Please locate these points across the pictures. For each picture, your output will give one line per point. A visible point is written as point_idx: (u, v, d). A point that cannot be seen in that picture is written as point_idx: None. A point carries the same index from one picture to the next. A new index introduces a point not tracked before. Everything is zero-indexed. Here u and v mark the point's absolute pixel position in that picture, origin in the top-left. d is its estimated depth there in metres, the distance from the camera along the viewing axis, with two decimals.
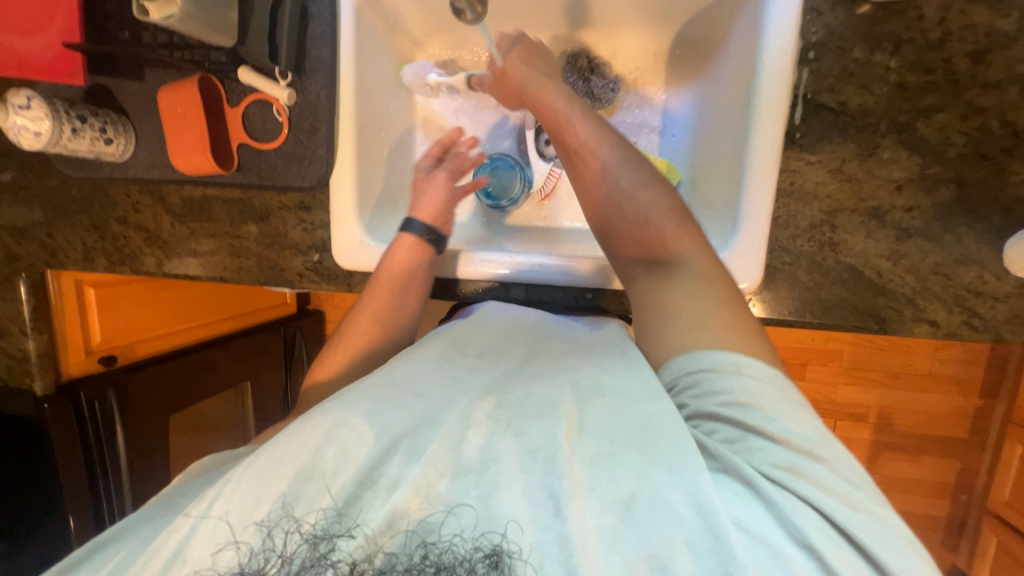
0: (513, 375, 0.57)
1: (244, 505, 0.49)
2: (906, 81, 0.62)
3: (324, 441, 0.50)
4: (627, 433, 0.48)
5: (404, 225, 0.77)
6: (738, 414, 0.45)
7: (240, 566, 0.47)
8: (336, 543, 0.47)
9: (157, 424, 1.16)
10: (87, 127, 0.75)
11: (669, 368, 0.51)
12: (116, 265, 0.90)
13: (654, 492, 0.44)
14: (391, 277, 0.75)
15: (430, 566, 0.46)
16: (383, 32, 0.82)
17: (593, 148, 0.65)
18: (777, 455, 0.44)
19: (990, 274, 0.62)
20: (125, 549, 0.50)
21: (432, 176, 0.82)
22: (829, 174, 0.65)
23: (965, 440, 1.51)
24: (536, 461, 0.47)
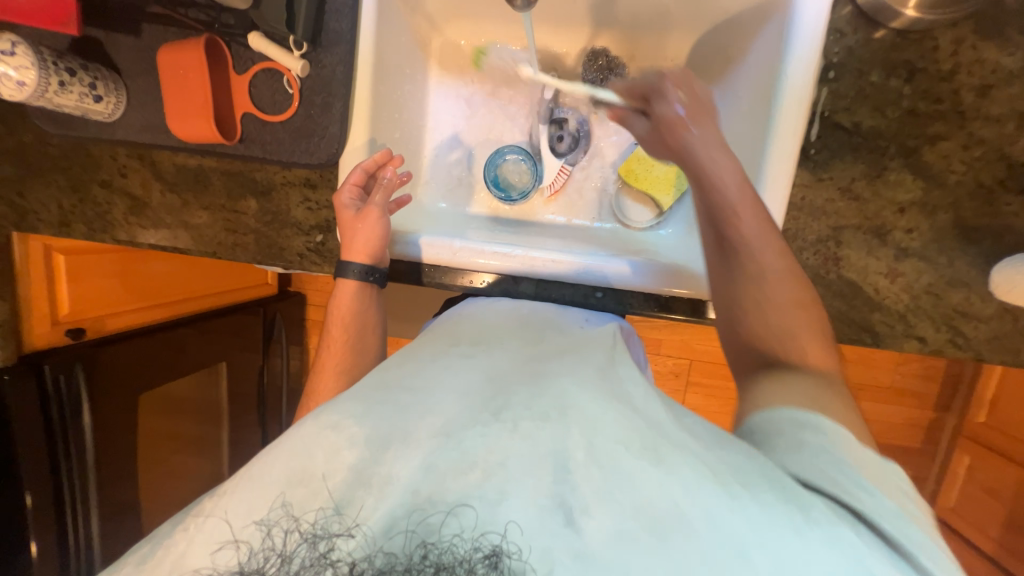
0: (513, 378, 0.54)
1: (242, 506, 0.45)
2: (916, 108, 0.65)
3: (314, 446, 0.47)
4: (640, 440, 0.44)
5: (340, 270, 0.74)
6: (852, 463, 0.44)
7: (240, 566, 0.42)
8: (336, 542, 0.42)
9: (127, 403, 1.09)
10: (76, 81, 0.69)
11: (788, 411, 0.50)
12: (96, 233, 0.84)
13: (673, 506, 0.40)
14: (341, 319, 0.75)
15: (430, 566, 0.40)
16: (404, 10, 0.80)
17: (757, 250, 0.62)
18: (840, 479, 0.43)
19: (976, 296, 0.66)
20: (130, 560, 0.45)
21: (365, 212, 0.72)
22: (838, 191, 0.67)
23: (919, 450, 1.60)
24: (541, 470, 0.43)
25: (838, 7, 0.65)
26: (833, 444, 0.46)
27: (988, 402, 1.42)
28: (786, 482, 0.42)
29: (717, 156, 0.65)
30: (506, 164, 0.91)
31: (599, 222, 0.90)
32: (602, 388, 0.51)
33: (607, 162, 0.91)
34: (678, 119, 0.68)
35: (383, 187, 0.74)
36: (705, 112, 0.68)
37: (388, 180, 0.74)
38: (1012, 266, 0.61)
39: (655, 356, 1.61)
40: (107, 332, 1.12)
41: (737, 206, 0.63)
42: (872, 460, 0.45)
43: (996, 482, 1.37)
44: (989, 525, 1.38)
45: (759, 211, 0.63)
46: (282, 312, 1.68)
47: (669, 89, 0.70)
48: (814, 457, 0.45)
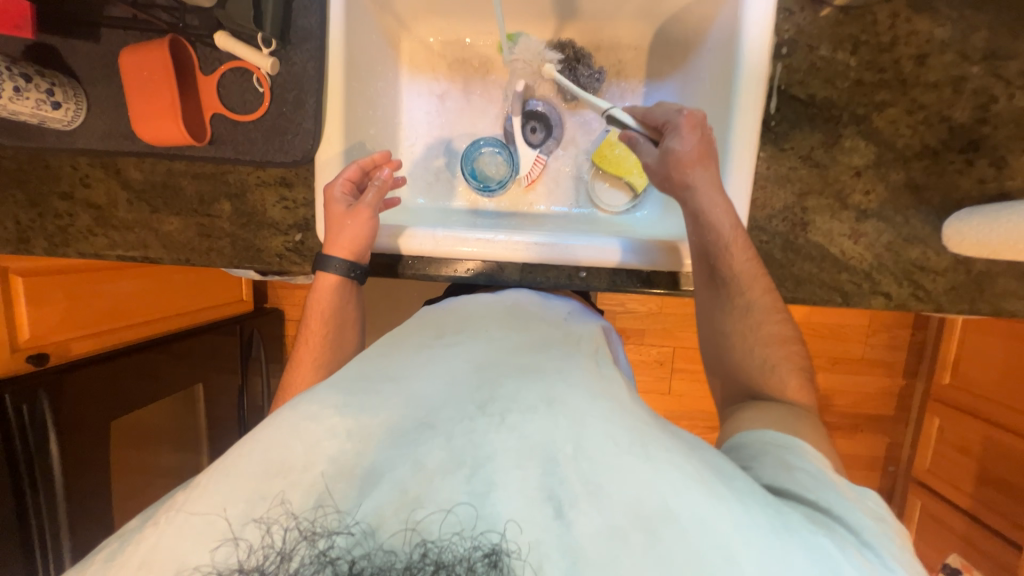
0: (499, 369, 0.55)
1: (217, 500, 0.43)
2: (863, 78, 0.69)
3: (291, 436, 0.46)
4: (629, 435, 0.46)
5: (319, 263, 0.73)
6: (819, 477, 0.50)
7: (240, 565, 0.41)
8: (335, 539, 0.41)
9: (98, 430, 1.03)
10: (31, 87, 0.67)
11: (769, 436, 0.57)
12: (58, 247, 0.80)
13: (661, 502, 0.41)
14: (321, 312, 0.74)
15: (430, 564, 0.39)
16: (372, 8, 0.81)
17: (745, 287, 0.69)
18: (810, 486, 0.49)
19: (931, 251, 0.71)
20: (98, 557, 0.44)
21: (354, 209, 0.72)
22: (800, 160, 0.71)
23: (893, 417, 1.67)
24: (531, 462, 0.44)
25: None
26: (805, 460, 0.53)
27: (951, 364, 1.50)
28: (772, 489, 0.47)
29: (717, 199, 0.68)
30: (481, 156, 0.91)
31: (576, 207, 0.92)
32: (594, 387, 0.52)
33: (581, 150, 0.93)
34: (688, 161, 0.68)
35: (373, 189, 0.73)
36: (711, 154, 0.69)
37: (377, 181, 0.74)
38: (960, 220, 0.66)
39: (638, 346, 1.64)
40: (71, 358, 1.06)
41: (731, 248, 0.68)
42: (848, 483, 0.51)
43: (966, 438, 1.45)
44: (964, 481, 1.45)
45: (750, 253, 0.68)
46: (259, 329, 1.63)
47: (682, 128, 0.69)
48: (790, 473, 0.51)
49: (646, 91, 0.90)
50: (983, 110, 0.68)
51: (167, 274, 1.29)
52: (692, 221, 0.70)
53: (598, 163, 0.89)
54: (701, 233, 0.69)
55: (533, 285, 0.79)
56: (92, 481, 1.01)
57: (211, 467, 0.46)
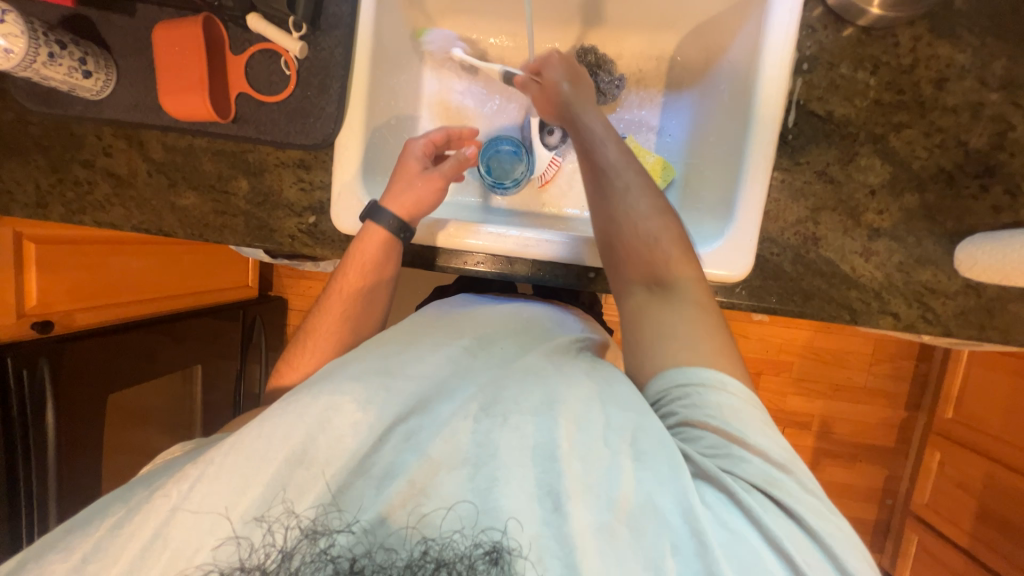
0: (507, 372, 0.55)
1: (232, 484, 0.45)
2: (882, 98, 0.70)
3: (315, 427, 0.47)
4: (620, 436, 0.47)
5: (372, 211, 0.72)
6: (723, 426, 0.47)
7: (240, 563, 0.43)
8: (336, 537, 0.44)
9: (95, 401, 1.03)
10: (65, 54, 0.68)
11: (661, 380, 0.52)
12: (75, 214, 0.81)
13: (645, 499, 0.44)
14: (361, 271, 0.73)
15: (430, 562, 0.43)
16: (401, 3, 0.82)
17: (620, 173, 0.64)
18: (715, 448, 0.46)
19: (942, 274, 0.71)
20: (106, 523, 0.46)
21: (427, 174, 0.74)
22: (814, 175, 0.72)
23: (892, 449, 1.65)
24: (525, 461, 0.46)
25: (810, 7, 0.71)
26: (709, 406, 0.48)
27: (954, 398, 1.48)
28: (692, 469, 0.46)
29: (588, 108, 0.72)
30: (498, 155, 0.93)
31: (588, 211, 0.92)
32: (592, 385, 0.52)
33: None
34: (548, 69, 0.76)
35: (453, 161, 0.77)
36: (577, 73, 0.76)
37: (459, 154, 0.77)
38: (973, 244, 0.66)
39: None
40: (74, 328, 1.06)
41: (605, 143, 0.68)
42: (750, 406, 0.48)
43: (966, 474, 1.41)
44: (962, 518, 1.41)
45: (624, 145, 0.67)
46: (262, 315, 1.63)
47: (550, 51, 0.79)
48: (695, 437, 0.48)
49: (664, 102, 0.91)
50: (1000, 137, 0.69)
51: (174, 253, 1.30)
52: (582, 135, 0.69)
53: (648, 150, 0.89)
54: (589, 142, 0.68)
55: (541, 282, 0.79)
56: (83, 452, 1.01)
57: (226, 444, 0.47)
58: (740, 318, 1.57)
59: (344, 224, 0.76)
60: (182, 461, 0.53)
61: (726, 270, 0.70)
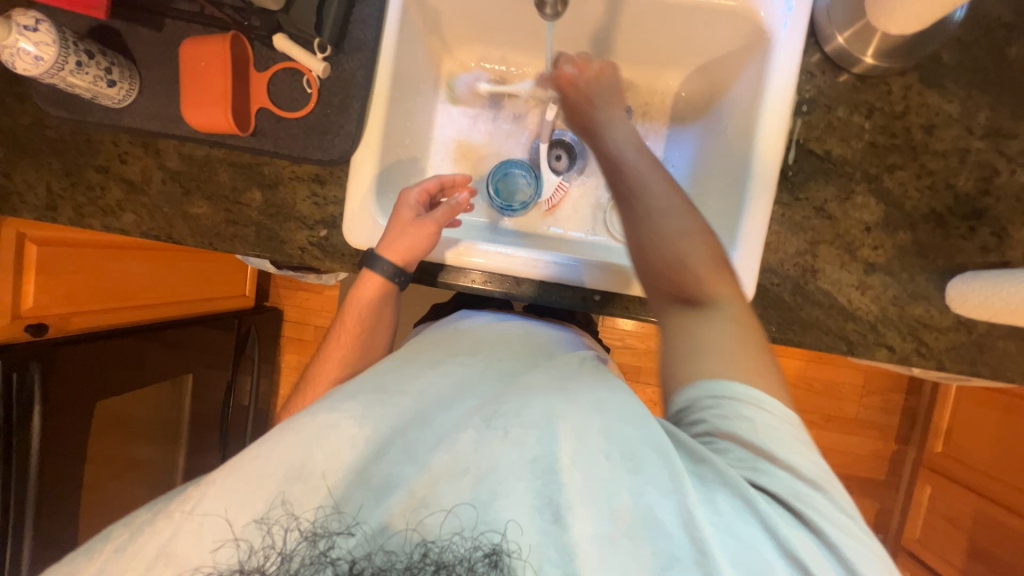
0: (506, 388, 0.54)
1: (232, 496, 0.44)
2: (876, 141, 0.74)
3: (313, 444, 0.47)
4: (621, 448, 0.46)
5: (369, 260, 0.74)
6: (754, 439, 0.46)
7: (240, 565, 0.42)
8: (336, 540, 0.43)
9: (83, 408, 1.00)
10: (93, 63, 0.70)
11: (692, 389, 0.50)
12: (84, 218, 0.82)
13: (648, 510, 0.43)
14: (359, 313, 0.77)
15: (430, 564, 0.42)
16: (421, 30, 0.86)
17: (644, 194, 0.61)
18: (743, 459, 0.45)
19: (935, 309, 0.73)
20: (108, 546, 0.45)
21: (420, 220, 0.74)
22: (813, 210, 0.75)
23: (883, 482, 1.66)
24: (524, 474, 0.44)
25: (809, 53, 0.76)
26: (742, 419, 0.46)
27: (943, 433, 1.50)
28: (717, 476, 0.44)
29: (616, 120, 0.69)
30: (507, 177, 0.95)
31: (592, 234, 0.95)
32: (588, 397, 0.51)
33: (602, 181, 0.96)
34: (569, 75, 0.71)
35: (445, 207, 0.76)
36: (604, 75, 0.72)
37: (450, 200, 0.77)
38: (963, 282, 0.69)
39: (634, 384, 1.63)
40: (68, 332, 1.04)
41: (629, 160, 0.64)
42: (786, 422, 0.47)
43: (957, 510, 1.41)
44: (953, 555, 1.40)
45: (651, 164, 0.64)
46: (257, 326, 1.61)
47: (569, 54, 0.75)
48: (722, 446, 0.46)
49: (669, 134, 0.95)
50: (986, 182, 0.73)
51: (177, 260, 1.30)
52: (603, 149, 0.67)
53: None
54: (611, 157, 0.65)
55: (547, 302, 0.80)
56: (67, 460, 0.97)
57: (229, 462, 0.47)
58: None
59: (351, 235, 0.77)
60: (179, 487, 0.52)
61: None
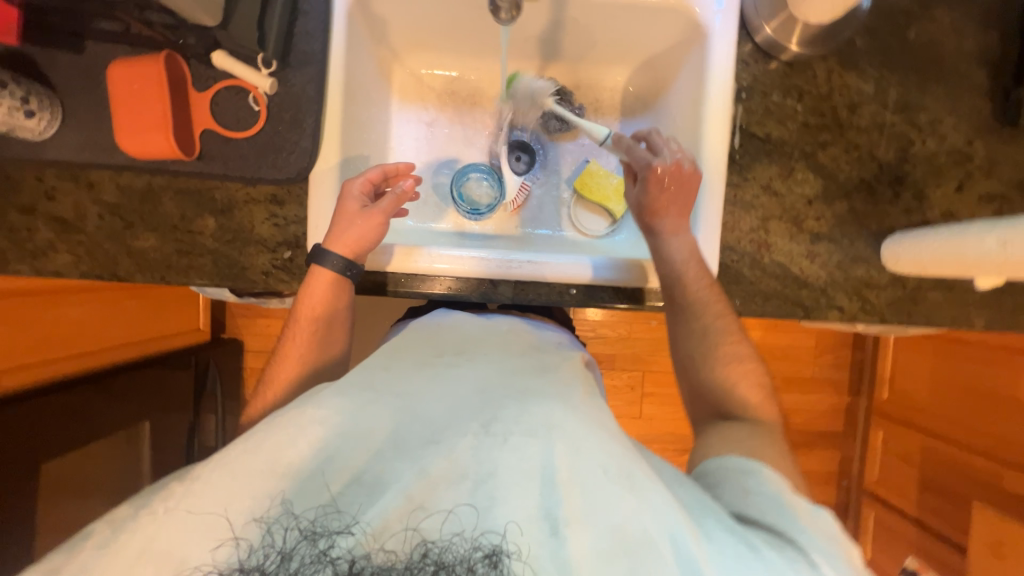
0: (504, 389, 0.51)
1: (222, 493, 0.42)
2: (808, 121, 0.81)
3: (292, 432, 0.45)
4: (619, 467, 0.44)
5: (317, 255, 0.71)
6: (778, 499, 0.52)
7: (240, 565, 0.39)
8: (336, 539, 0.40)
9: (25, 472, 0.90)
10: (5, 94, 0.64)
11: (728, 460, 0.60)
12: (10, 263, 0.74)
13: (643, 534, 0.41)
14: (311, 316, 0.72)
15: (430, 565, 0.39)
16: (369, 40, 0.84)
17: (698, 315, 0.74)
18: (768, 511, 0.51)
19: (874, 270, 0.81)
20: (91, 542, 0.41)
21: (368, 212, 0.72)
22: (761, 189, 0.81)
23: (841, 433, 1.79)
24: (529, 482, 0.43)
25: (741, 44, 0.81)
26: (765, 484, 0.55)
27: (887, 380, 1.64)
28: (729, 522, 0.48)
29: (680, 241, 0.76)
30: (468, 181, 0.94)
31: (560, 230, 0.96)
32: (586, 411, 0.49)
33: (562, 178, 0.98)
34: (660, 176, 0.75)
35: (392, 196, 0.75)
36: (683, 190, 0.75)
37: (396, 189, 0.75)
38: (895, 242, 0.77)
39: (610, 372, 1.65)
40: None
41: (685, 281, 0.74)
42: (810, 506, 0.52)
43: (907, 449, 1.55)
44: (908, 490, 1.54)
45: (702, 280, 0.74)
46: (215, 360, 1.51)
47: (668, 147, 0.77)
48: (748, 496, 0.54)
49: (621, 127, 0.99)
50: (903, 151, 0.81)
51: (122, 299, 1.19)
52: (659, 259, 0.76)
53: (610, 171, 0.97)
54: (669, 268, 0.75)
55: (525, 302, 0.81)
56: (13, 532, 0.87)
57: (214, 459, 0.44)
58: None
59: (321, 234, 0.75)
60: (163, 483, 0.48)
61: None
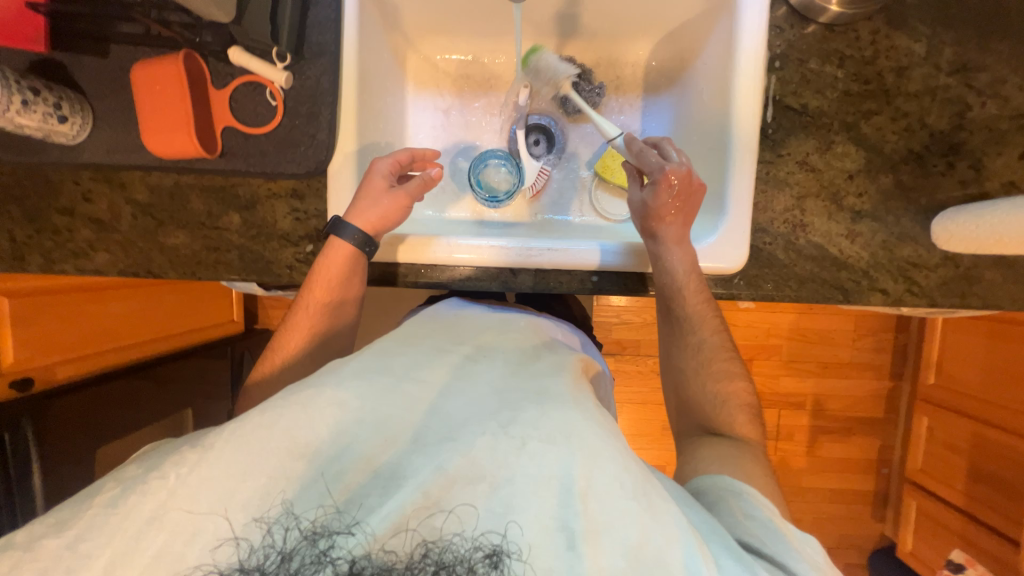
0: (522, 391, 0.50)
1: (233, 470, 0.42)
2: (850, 89, 0.75)
3: (313, 419, 0.45)
4: (637, 482, 0.44)
5: (336, 227, 0.71)
6: (772, 526, 0.52)
7: (240, 565, 0.39)
8: (336, 540, 0.40)
9: (80, 456, 0.97)
10: (39, 100, 0.66)
11: (717, 480, 0.59)
12: (56, 264, 0.78)
13: (657, 552, 0.41)
14: (327, 286, 0.72)
15: (430, 564, 0.40)
16: (382, 26, 0.83)
17: (695, 327, 0.72)
18: (765, 539, 0.50)
19: (922, 248, 0.75)
20: (99, 500, 0.42)
21: (394, 192, 0.73)
22: (797, 165, 0.75)
23: (881, 419, 1.70)
24: (546, 490, 0.42)
25: (775, 7, 0.75)
26: (760, 509, 0.54)
27: (934, 364, 1.53)
28: (733, 546, 0.46)
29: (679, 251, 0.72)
30: (487, 169, 0.92)
31: (581, 216, 0.94)
32: (602, 422, 0.48)
33: (583, 162, 0.95)
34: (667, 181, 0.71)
35: (418, 180, 0.75)
36: (685, 206, 0.72)
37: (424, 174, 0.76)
38: (947, 218, 0.71)
39: (636, 357, 1.62)
40: (56, 383, 1.02)
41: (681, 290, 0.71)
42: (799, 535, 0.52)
43: (956, 436, 1.47)
44: (954, 478, 1.47)
45: (702, 295, 0.72)
46: (252, 351, 1.55)
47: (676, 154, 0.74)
48: (744, 521, 0.53)
49: (643, 105, 0.94)
50: (959, 117, 0.74)
51: (159, 292, 1.23)
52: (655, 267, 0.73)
53: None
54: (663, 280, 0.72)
55: (546, 290, 0.80)
56: None
57: (227, 431, 0.44)
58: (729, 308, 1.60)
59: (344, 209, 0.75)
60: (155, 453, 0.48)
61: (725, 262, 0.74)
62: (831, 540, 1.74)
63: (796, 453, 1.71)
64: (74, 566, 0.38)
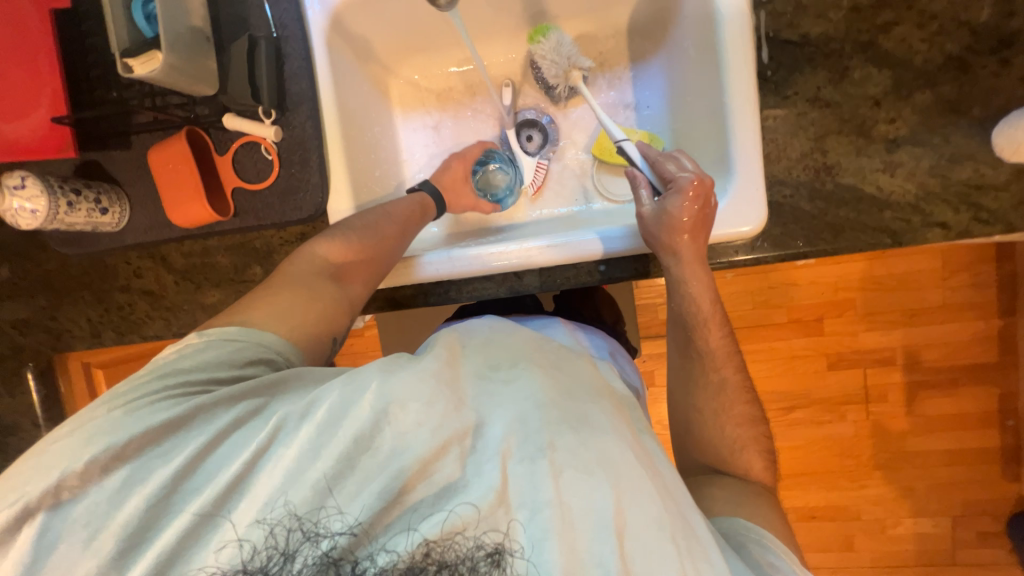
0: (563, 411, 0.49)
1: (294, 464, 0.46)
2: (858, 3, 0.65)
3: (377, 418, 0.46)
4: (681, 529, 0.46)
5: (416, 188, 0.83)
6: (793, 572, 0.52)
7: (243, 564, 0.44)
8: (336, 539, 0.44)
9: None
10: (82, 200, 0.76)
11: (732, 523, 0.59)
12: (125, 335, 0.89)
13: None
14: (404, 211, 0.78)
15: (432, 563, 0.44)
16: (357, 62, 0.86)
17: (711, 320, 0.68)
18: None
19: (985, 166, 0.63)
20: (191, 450, 0.48)
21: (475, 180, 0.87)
22: (808, 103, 0.67)
23: (996, 364, 1.46)
24: (584, 521, 0.44)
25: None
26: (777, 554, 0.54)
27: None
28: None
29: (697, 273, 0.67)
30: (487, 173, 0.92)
31: (588, 204, 0.90)
32: (642, 456, 0.49)
33: (580, 147, 0.92)
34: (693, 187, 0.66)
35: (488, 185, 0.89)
36: (704, 221, 0.66)
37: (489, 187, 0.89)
38: (1013, 126, 0.59)
39: None
40: None
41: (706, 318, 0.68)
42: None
43: None
44: None
45: (724, 333, 0.68)
46: None
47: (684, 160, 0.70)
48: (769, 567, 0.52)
49: (634, 75, 0.89)
50: (1008, 3, 0.62)
51: None
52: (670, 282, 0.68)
53: (630, 129, 0.88)
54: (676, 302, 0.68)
55: (555, 287, 0.78)
56: None
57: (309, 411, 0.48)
58: (783, 268, 1.47)
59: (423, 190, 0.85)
60: (206, 408, 0.50)
61: (742, 225, 0.67)
62: (955, 508, 1.53)
63: (893, 415, 1.52)
64: (167, 512, 0.47)
